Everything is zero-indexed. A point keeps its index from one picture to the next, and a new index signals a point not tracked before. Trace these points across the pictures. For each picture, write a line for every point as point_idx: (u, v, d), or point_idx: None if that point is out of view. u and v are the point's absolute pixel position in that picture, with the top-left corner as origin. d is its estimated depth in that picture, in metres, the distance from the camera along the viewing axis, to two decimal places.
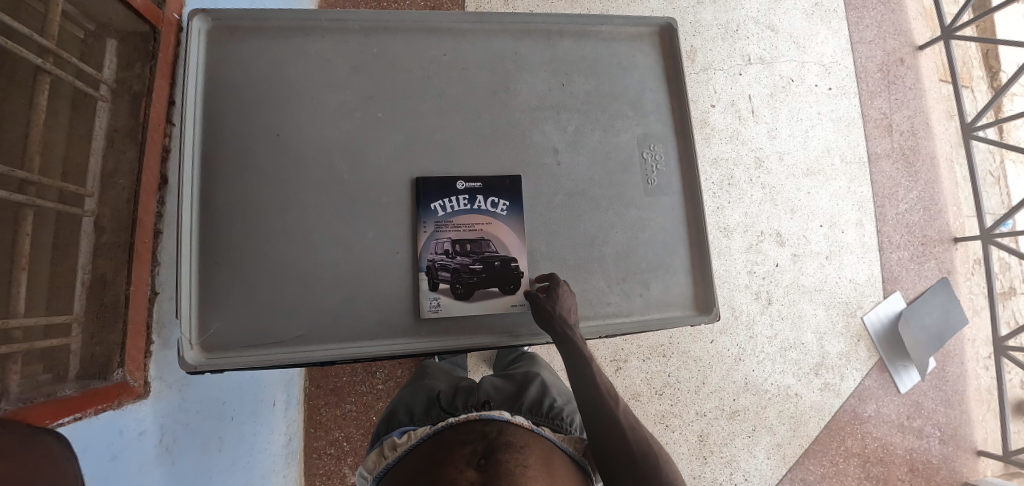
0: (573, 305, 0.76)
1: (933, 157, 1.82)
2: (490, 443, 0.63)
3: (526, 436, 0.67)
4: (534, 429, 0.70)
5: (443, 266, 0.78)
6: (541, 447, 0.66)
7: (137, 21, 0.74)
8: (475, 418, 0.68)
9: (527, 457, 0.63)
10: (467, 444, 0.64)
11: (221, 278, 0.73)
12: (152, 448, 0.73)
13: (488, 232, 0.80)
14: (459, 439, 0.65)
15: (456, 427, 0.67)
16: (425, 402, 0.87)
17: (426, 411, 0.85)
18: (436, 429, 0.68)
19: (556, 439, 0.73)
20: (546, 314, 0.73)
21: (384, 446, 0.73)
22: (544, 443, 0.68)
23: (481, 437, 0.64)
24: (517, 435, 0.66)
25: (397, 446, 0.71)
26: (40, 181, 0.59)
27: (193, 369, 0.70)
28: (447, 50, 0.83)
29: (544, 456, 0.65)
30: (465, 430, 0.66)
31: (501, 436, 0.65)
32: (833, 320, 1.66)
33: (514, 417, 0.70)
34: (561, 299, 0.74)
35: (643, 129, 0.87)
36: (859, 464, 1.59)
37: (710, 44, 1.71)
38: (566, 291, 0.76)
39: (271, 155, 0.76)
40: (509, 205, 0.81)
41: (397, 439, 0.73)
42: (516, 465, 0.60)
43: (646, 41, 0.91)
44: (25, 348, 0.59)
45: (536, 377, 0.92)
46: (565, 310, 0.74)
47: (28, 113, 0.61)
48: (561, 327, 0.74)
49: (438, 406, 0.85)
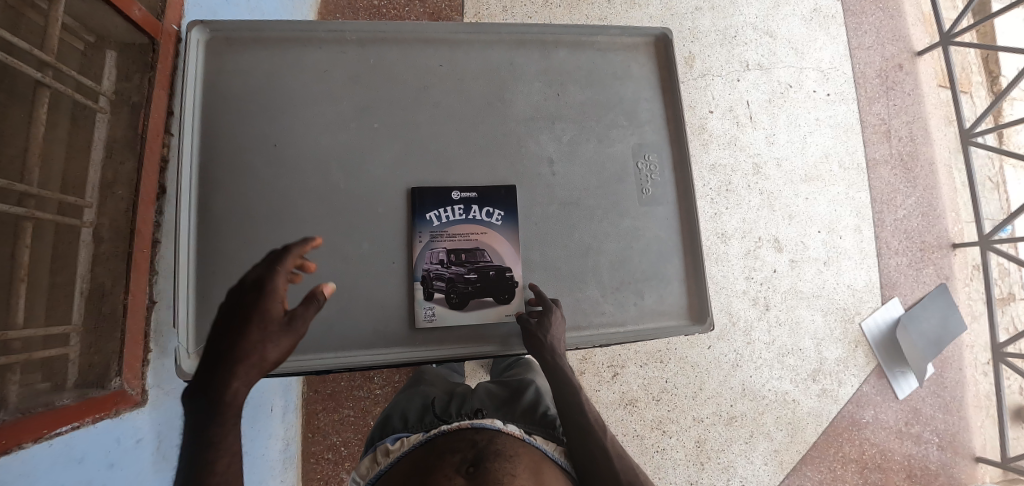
0: (563, 332, 0.77)
1: (932, 162, 1.82)
2: (479, 451, 0.64)
3: (517, 446, 0.67)
4: (525, 439, 0.71)
5: (437, 276, 0.78)
6: (531, 458, 0.67)
7: (136, 33, 0.74)
8: (467, 426, 0.69)
9: (518, 467, 0.63)
10: (457, 452, 0.64)
11: (218, 287, 0.74)
12: (149, 455, 0.73)
13: (483, 243, 0.81)
14: (450, 446, 0.66)
15: (448, 435, 0.69)
16: (419, 409, 0.87)
17: (419, 418, 0.84)
18: (429, 436, 0.70)
19: (546, 450, 0.74)
20: (535, 341, 0.75)
21: (377, 453, 0.74)
22: (533, 453, 0.69)
23: (471, 445, 0.65)
24: (508, 444, 0.67)
25: (390, 452, 0.72)
26: (39, 194, 0.59)
27: (190, 377, 0.71)
28: (443, 60, 0.84)
29: (533, 467, 0.65)
30: (456, 437, 0.67)
31: (491, 444, 0.65)
32: (831, 326, 1.66)
33: (506, 426, 0.71)
34: (551, 327, 0.76)
35: (638, 139, 0.88)
36: (857, 470, 1.59)
37: (708, 51, 1.71)
38: (556, 317, 0.77)
39: (268, 165, 0.77)
40: (504, 214, 0.81)
41: (390, 445, 0.74)
42: (505, 474, 0.61)
43: (642, 51, 0.91)
44: (24, 358, 0.60)
45: (530, 383, 0.92)
46: (554, 338, 0.75)
47: (27, 127, 0.62)
48: (548, 355, 0.75)
49: (431, 412, 0.85)
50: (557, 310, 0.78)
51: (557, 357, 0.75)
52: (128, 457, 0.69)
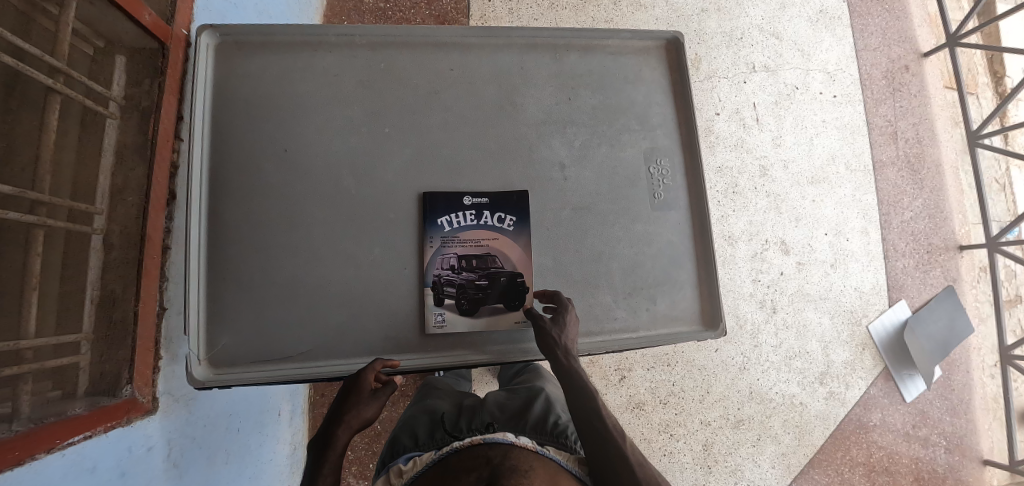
0: (575, 333, 0.76)
1: (939, 164, 1.81)
2: (494, 468, 0.63)
3: (531, 459, 0.67)
4: (539, 450, 0.70)
5: (449, 281, 0.78)
6: (545, 469, 0.67)
7: (146, 38, 0.73)
8: (478, 442, 0.67)
9: (532, 478, 0.63)
10: (472, 472, 0.63)
11: (229, 293, 0.73)
12: (160, 463, 0.73)
13: (494, 248, 0.81)
14: (464, 466, 0.65)
15: (461, 452, 0.67)
16: (429, 425, 0.87)
17: (430, 434, 0.84)
18: (441, 455, 0.68)
19: (561, 459, 0.72)
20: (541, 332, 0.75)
21: (390, 474, 0.73)
22: (548, 465, 0.68)
23: (485, 463, 0.64)
24: (522, 458, 0.66)
25: (403, 473, 0.70)
26: (51, 201, 0.59)
27: (201, 385, 0.71)
28: (454, 64, 0.83)
29: (548, 478, 0.65)
30: (470, 455, 0.66)
31: (505, 460, 0.64)
32: (838, 328, 1.66)
33: (518, 439, 0.70)
34: (564, 327, 0.74)
35: (650, 143, 0.87)
36: (865, 474, 1.59)
37: (714, 52, 1.71)
38: (570, 317, 0.76)
39: (278, 170, 0.76)
40: (516, 220, 0.81)
41: (403, 465, 0.73)
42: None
43: (653, 55, 0.91)
44: (36, 368, 0.59)
45: (539, 394, 0.92)
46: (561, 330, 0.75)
47: (38, 135, 0.61)
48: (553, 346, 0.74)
49: (441, 429, 0.84)
50: (570, 309, 0.77)
51: (569, 358, 0.74)
52: (140, 465, 0.68)
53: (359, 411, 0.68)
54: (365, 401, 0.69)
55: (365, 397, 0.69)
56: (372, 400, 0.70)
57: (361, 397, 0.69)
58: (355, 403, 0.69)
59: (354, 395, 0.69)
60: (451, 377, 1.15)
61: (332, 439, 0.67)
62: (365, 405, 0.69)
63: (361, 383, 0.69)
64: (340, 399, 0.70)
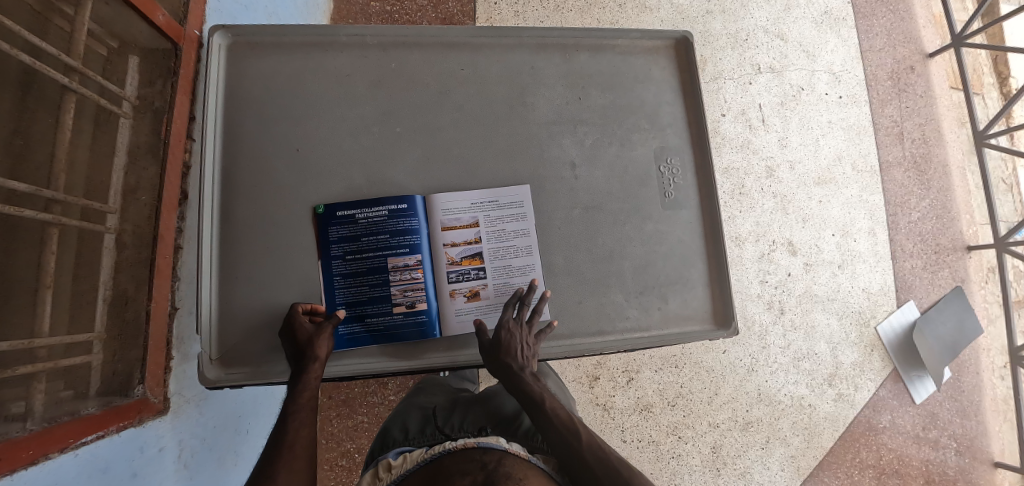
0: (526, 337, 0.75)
1: (946, 166, 1.80)
2: (489, 473, 0.61)
3: (528, 469, 0.65)
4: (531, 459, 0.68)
5: (375, 296, 0.76)
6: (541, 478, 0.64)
7: (159, 38, 0.74)
8: (473, 446, 0.66)
9: None
10: (466, 474, 0.61)
11: (241, 291, 0.73)
12: (171, 464, 0.72)
13: (378, 273, 0.76)
14: (459, 469, 0.63)
15: (455, 454, 0.66)
16: (420, 421, 0.86)
17: (421, 429, 0.83)
18: (434, 455, 0.67)
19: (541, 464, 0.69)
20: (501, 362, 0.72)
21: (378, 468, 0.72)
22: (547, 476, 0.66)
23: (480, 468, 0.62)
24: (523, 470, 0.64)
25: (392, 468, 0.70)
26: (64, 199, 0.58)
27: (212, 384, 0.71)
28: (465, 64, 0.83)
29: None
30: (464, 458, 0.64)
31: (500, 466, 0.63)
32: (846, 330, 1.65)
33: (511, 446, 0.69)
34: (511, 346, 0.73)
35: (660, 143, 0.87)
36: (875, 476, 1.57)
37: (720, 53, 1.71)
38: (519, 327, 0.75)
39: (290, 170, 0.76)
40: (323, 220, 0.76)
41: (391, 460, 0.72)
42: None
43: (662, 54, 0.91)
44: (49, 367, 0.59)
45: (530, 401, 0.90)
46: (518, 352, 0.73)
47: (53, 134, 0.61)
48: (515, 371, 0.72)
49: (433, 425, 0.83)
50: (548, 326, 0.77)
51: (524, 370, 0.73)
52: (151, 466, 0.68)
53: (314, 341, 0.69)
54: (313, 335, 0.70)
55: (310, 333, 0.70)
56: (322, 331, 0.70)
57: (307, 331, 0.70)
58: (306, 340, 0.69)
59: (300, 331, 0.70)
60: (454, 378, 1.11)
61: (302, 371, 0.68)
62: (317, 337, 0.70)
63: (300, 322, 0.70)
64: (289, 348, 0.70)
